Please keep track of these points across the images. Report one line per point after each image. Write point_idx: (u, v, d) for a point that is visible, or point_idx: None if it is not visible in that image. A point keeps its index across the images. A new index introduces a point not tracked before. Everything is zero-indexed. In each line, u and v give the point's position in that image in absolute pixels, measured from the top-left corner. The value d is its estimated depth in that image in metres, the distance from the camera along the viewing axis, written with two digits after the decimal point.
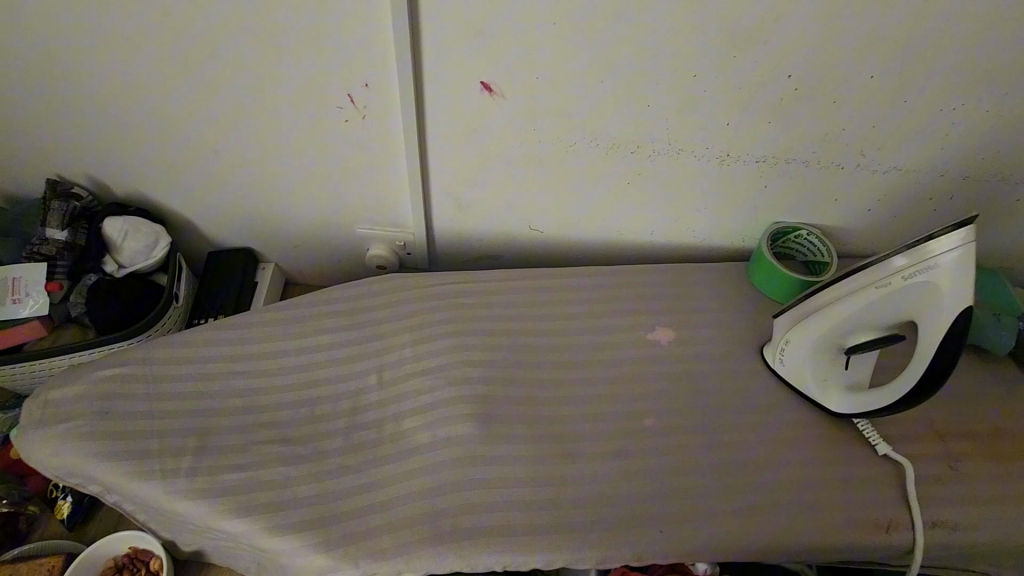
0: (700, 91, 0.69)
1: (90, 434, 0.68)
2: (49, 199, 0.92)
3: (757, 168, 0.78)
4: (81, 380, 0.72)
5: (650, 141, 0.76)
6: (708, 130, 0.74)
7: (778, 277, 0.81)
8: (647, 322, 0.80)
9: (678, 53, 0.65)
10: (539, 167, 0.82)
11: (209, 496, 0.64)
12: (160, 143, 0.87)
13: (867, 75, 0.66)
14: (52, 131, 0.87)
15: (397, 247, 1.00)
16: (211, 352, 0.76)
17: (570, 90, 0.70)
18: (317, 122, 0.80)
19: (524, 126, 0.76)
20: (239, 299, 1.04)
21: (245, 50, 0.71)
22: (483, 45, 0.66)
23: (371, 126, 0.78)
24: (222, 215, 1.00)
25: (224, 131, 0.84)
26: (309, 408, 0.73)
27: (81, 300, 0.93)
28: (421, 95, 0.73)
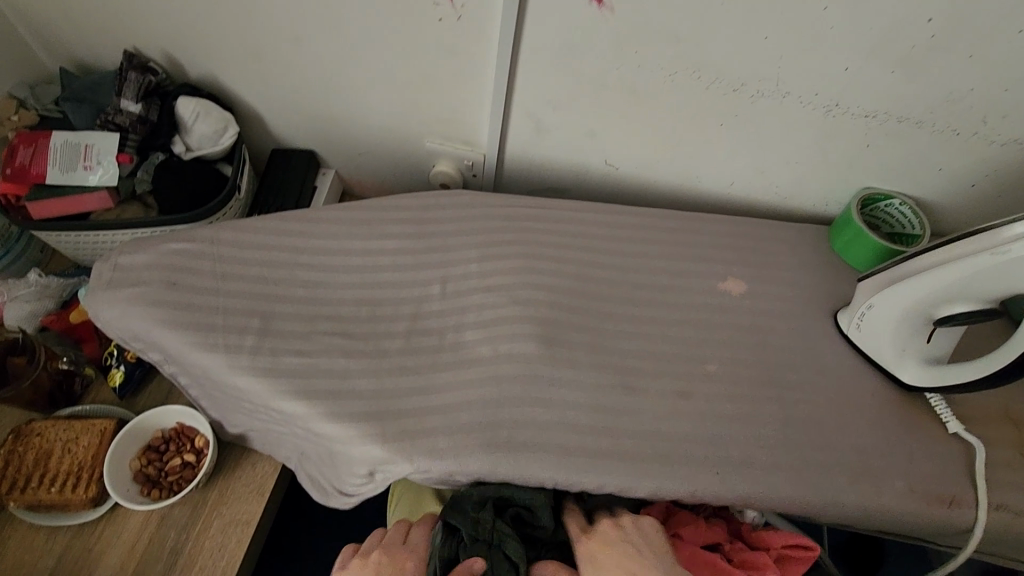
0: (827, 28, 0.64)
1: (157, 301, 0.68)
2: (126, 70, 0.92)
3: (865, 123, 0.73)
4: (150, 250, 0.72)
5: (757, 79, 0.71)
6: (823, 74, 0.69)
7: (863, 243, 0.78)
8: (719, 271, 0.78)
9: None
10: (632, 96, 0.77)
11: (270, 376, 0.65)
12: (243, 23, 0.84)
13: (1017, 30, 0.61)
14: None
15: (464, 167, 0.98)
16: (278, 240, 0.76)
17: (686, 10, 0.66)
18: (407, 18, 0.76)
19: (626, 47, 0.71)
20: (299, 200, 1.03)
21: None
22: None
23: (464, 27, 0.74)
24: (292, 112, 0.98)
25: (310, 19, 0.81)
26: (371, 308, 0.72)
27: (147, 176, 0.92)
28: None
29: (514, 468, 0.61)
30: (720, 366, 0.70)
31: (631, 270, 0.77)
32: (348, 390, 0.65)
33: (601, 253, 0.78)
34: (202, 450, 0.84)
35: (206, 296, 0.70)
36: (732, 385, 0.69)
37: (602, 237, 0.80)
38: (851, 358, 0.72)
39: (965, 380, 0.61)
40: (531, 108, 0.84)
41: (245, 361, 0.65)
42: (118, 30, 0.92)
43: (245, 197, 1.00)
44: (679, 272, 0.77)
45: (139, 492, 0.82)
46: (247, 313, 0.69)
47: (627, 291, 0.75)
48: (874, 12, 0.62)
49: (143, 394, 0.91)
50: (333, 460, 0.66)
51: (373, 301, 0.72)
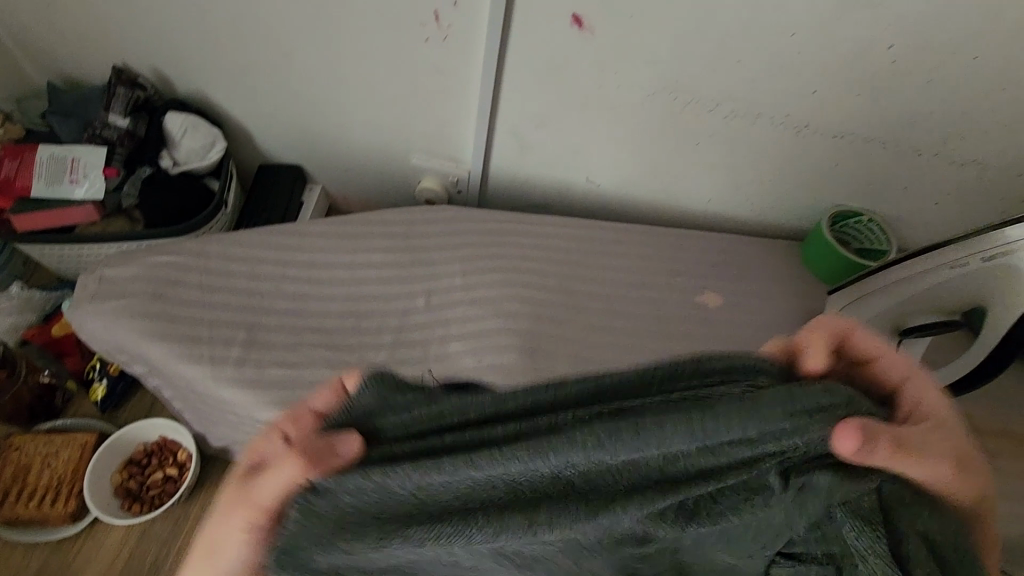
0: (794, 53, 0.68)
1: (142, 313, 0.69)
2: (115, 85, 0.92)
3: (833, 143, 0.77)
4: (136, 262, 0.73)
5: (730, 100, 0.74)
6: (793, 96, 0.72)
7: (834, 258, 0.81)
8: (696, 285, 0.80)
9: (781, 8, 0.64)
10: (612, 115, 0.80)
11: (255, 388, 0.65)
12: (233, 41, 0.86)
13: (972, 57, 0.65)
14: (127, 15, 0.86)
15: (449, 183, 1.00)
16: (265, 252, 0.77)
17: (661, 35, 0.69)
18: (394, 38, 0.78)
19: (605, 68, 0.74)
20: (286, 215, 1.05)
21: None
22: None
23: (449, 48, 0.77)
24: (280, 128, 1.00)
25: (298, 38, 0.83)
26: (357, 320, 0.73)
27: (134, 190, 0.93)
28: (508, 22, 0.71)
29: None
30: None
31: (612, 284, 0.79)
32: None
33: (583, 267, 0.80)
34: (185, 463, 0.84)
35: (192, 308, 0.71)
36: None
37: (583, 252, 0.82)
38: None
39: None
40: (515, 126, 0.86)
41: (230, 373, 0.66)
42: (108, 45, 0.93)
43: (231, 211, 1.01)
44: (658, 286, 0.80)
45: (120, 506, 0.81)
46: (233, 325, 0.70)
47: (608, 303, 0.77)
48: (839, 38, 0.65)
49: (125, 408, 0.90)
50: None
51: (359, 314, 0.74)
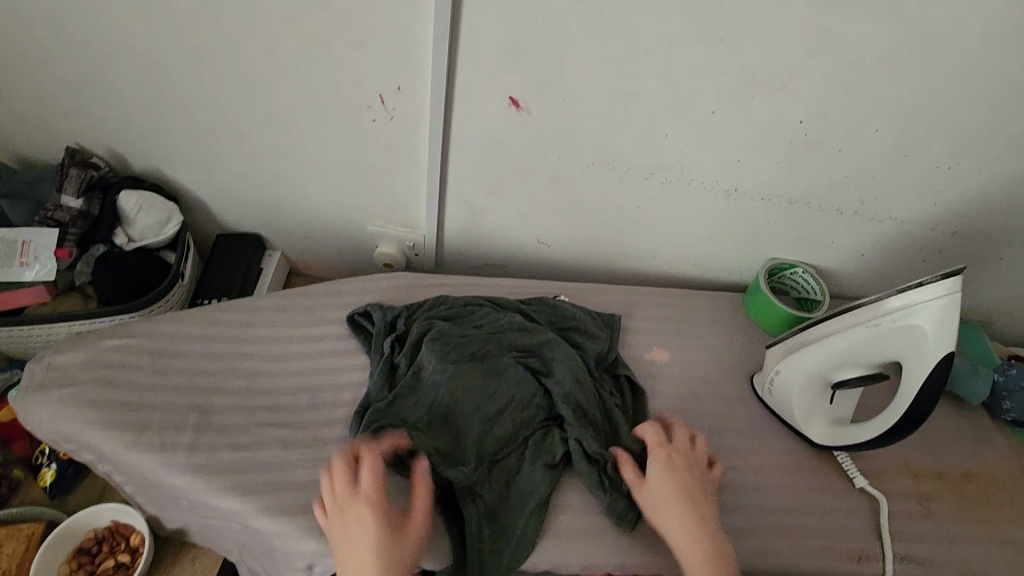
0: (715, 129, 0.73)
1: (90, 401, 0.68)
2: (67, 166, 0.94)
3: (761, 204, 0.82)
4: (86, 347, 0.73)
5: (663, 169, 0.79)
6: (719, 164, 0.77)
7: (772, 311, 0.85)
8: (644, 342, 0.83)
9: (699, 90, 0.69)
10: (555, 184, 0.85)
11: (205, 473, 0.65)
12: (187, 123, 0.89)
13: (874, 128, 0.71)
14: (81, 99, 0.89)
15: (406, 248, 1.02)
16: (218, 331, 0.77)
17: (594, 114, 0.74)
18: (344, 119, 0.82)
19: (546, 144, 0.79)
20: (244, 284, 1.05)
21: (285, 44, 0.74)
22: (517, 63, 0.69)
23: (397, 127, 0.81)
24: (237, 200, 1.02)
25: (252, 119, 0.86)
26: (310, 395, 0.74)
27: (87, 268, 0.93)
28: (451, 104, 0.75)
29: (453, 555, 0.63)
30: None
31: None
32: (288, 482, 0.65)
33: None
34: (137, 548, 0.82)
35: (142, 392, 0.70)
36: None
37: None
38: (768, 420, 0.77)
39: (863, 440, 0.67)
40: (464, 195, 0.90)
41: (181, 459, 0.65)
42: (62, 128, 0.94)
43: (189, 282, 1.01)
44: None
45: None
46: (185, 408, 0.70)
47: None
48: (753, 114, 0.71)
49: (76, 492, 0.88)
50: (273, 555, 0.66)
51: (313, 389, 0.74)
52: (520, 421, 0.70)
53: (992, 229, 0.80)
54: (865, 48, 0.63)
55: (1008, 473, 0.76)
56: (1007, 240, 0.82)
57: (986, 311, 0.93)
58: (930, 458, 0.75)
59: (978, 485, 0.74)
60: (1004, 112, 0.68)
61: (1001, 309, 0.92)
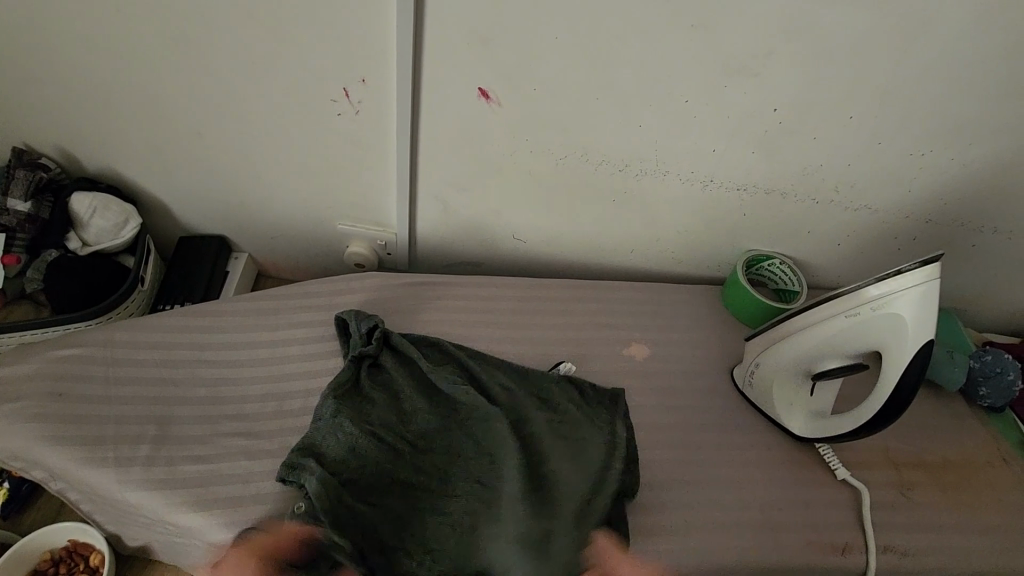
0: (689, 119, 0.72)
1: (37, 417, 0.64)
2: (13, 168, 0.89)
3: (738, 195, 0.81)
4: (34, 359, 0.68)
5: (638, 161, 0.78)
6: (694, 156, 0.76)
7: (751, 304, 0.84)
8: (623, 338, 0.82)
9: (672, 79, 0.68)
10: (529, 179, 0.82)
11: (164, 488, 0.61)
12: (142, 121, 0.84)
13: (847, 116, 0.70)
14: (25, 97, 0.84)
15: (378, 247, 0.99)
16: (178, 338, 0.73)
17: (566, 105, 0.72)
18: (308, 114, 0.78)
19: (518, 137, 0.76)
20: (209, 288, 1.01)
21: (240, 36, 0.70)
22: (486, 53, 0.67)
23: (363, 122, 0.78)
24: (199, 201, 0.98)
25: (210, 116, 0.82)
26: (277, 402, 0.70)
27: (38, 276, 0.89)
28: (419, 97, 0.73)
29: None
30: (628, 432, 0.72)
31: (540, 342, 0.80)
32: (253, 494, 0.62)
33: (511, 327, 0.80)
34: (97, 568, 0.78)
35: (96, 404, 0.67)
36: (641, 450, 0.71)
37: (508, 312, 0.82)
38: (750, 413, 0.76)
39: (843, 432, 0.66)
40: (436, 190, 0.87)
41: (137, 474, 0.62)
42: (6, 128, 0.89)
43: (149, 287, 0.97)
44: (587, 341, 0.81)
45: None
46: (142, 420, 0.66)
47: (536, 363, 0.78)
48: (728, 103, 0.69)
49: (31, 511, 0.83)
50: None
51: (280, 395, 0.71)
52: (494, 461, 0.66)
53: (965, 216, 0.80)
54: (837, 37, 0.62)
55: (985, 459, 0.76)
56: (979, 227, 0.82)
57: (959, 298, 0.93)
58: (910, 445, 0.75)
59: (957, 472, 0.74)
60: (975, 98, 0.68)
61: (974, 296, 0.92)
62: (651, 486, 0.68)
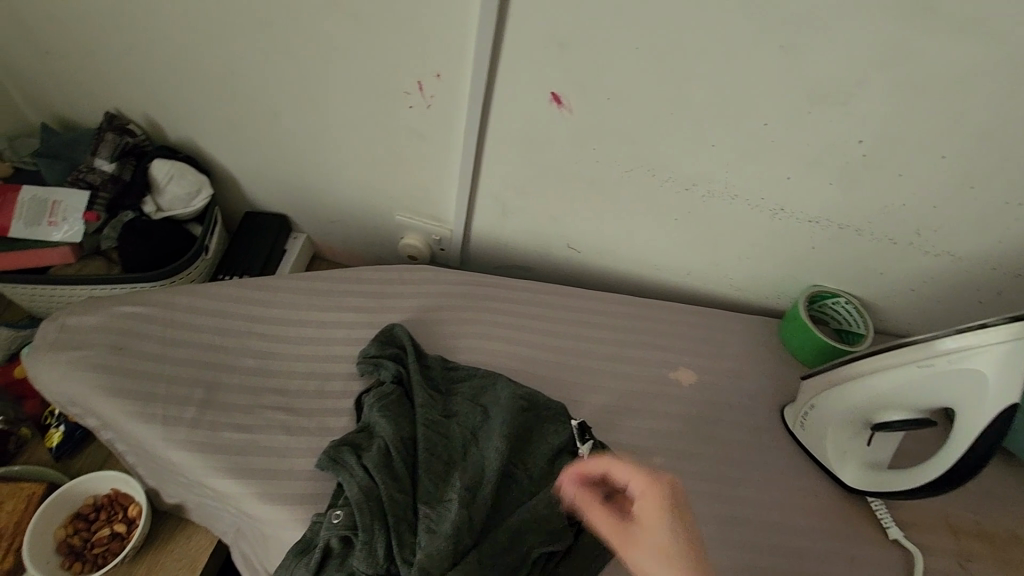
0: (766, 142, 0.69)
1: (97, 367, 0.67)
2: (104, 131, 0.94)
3: (808, 227, 0.77)
4: (101, 312, 0.72)
5: (706, 181, 0.75)
6: (766, 181, 0.73)
7: (810, 341, 0.79)
8: (670, 360, 0.79)
9: (752, 100, 0.65)
10: (591, 188, 0.81)
11: (205, 451, 0.63)
12: (224, 97, 0.88)
13: (940, 155, 0.66)
14: (122, 66, 0.88)
15: (431, 241, 1.00)
16: (233, 307, 0.76)
17: (638, 117, 0.70)
18: (380, 104, 0.80)
19: (585, 145, 0.75)
20: (266, 263, 1.04)
21: (325, 23, 0.72)
22: (563, 58, 0.66)
23: (433, 116, 0.78)
24: (267, 179, 1.01)
25: (287, 98, 0.84)
26: (320, 382, 0.71)
27: (114, 234, 0.93)
28: (490, 96, 0.73)
29: None
30: (665, 458, 0.70)
31: (584, 355, 0.78)
32: (287, 469, 0.63)
33: (556, 336, 0.79)
34: (134, 520, 0.81)
35: (151, 361, 0.69)
36: (678, 479, 0.68)
37: (555, 321, 0.81)
38: (798, 455, 0.73)
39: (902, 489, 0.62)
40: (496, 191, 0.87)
41: (182, 436, 0.64)
42: (102, 93, 0.94)
43: (212, 257, 1.00)
44: (632, 359, 0.78)
45: (59, 565, 0.77)
46: (192, 383, 0.68)
47: (578, 376, 0.76)
48: (811, 130, 0.66)
49: (81, 456, 0.87)
50: (265, 542, 0.64)
51: (322, 376, 0.72)
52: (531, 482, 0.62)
53: None
54: (939, 69, 0.58)
55: None
56: None
57: None
58: (974, 515, 0.69)
59: None
60: None
61: None
62: (685, 518, 0.66)
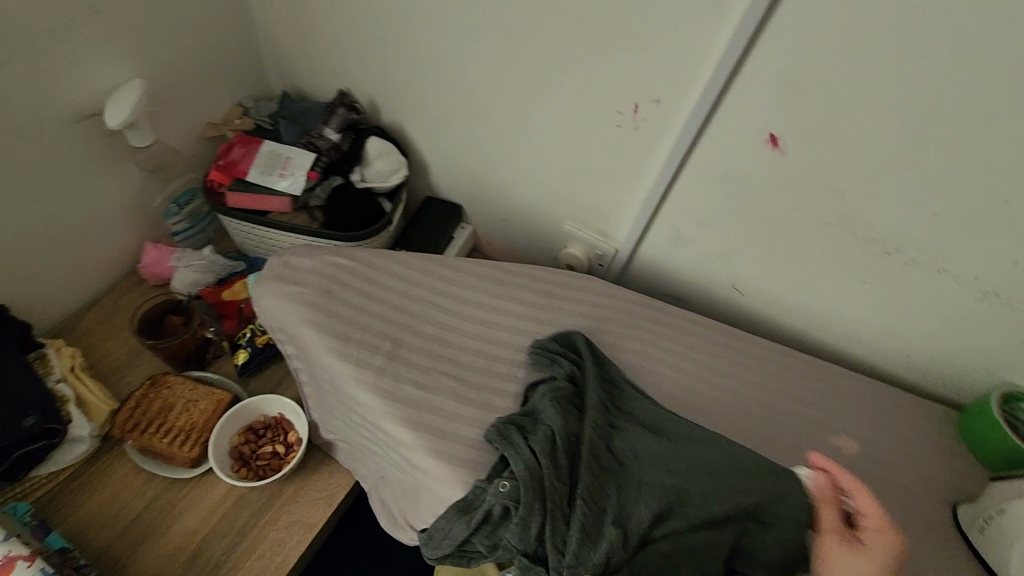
0: (998, 221, 0.65)
1: (310, 304, 0.77)
2: (336, 106, 1.08)
3: (1023, 319, 0.71)
4: (317, 258, 0.82)
5: (913, 249, 0.72)
6: (986, 261, 0.69)
7: (998, 443, 0.73)
8: (832, 424, 0.76)
9: (995, 175, 0.62)
10: (779, 234, 0.81)
11: (386, 398, 0.70)
12: (446, 92, 0.97)
13: None
14: (367, 53, 1.01)
15: (593, 255, 1.03)
16: (423, 278, 0.83)
17: (857, 172, 0.69)
18: (589, 120, 0.85)
19: (787, 190, 0.75)
20: (437, 245, 1.13)
21: (564, 39, 0.78)
22: (794, 102, 0.67)
23: (638, 138, 0.82)
24: (457, 170, 1.10)
25: (503, 101, 0.92)
26: (488, 361, 0.77)
27: (325, 193, 1.05)
28: (705, 127, 0.75)
29: None
30: None
31: (742, 397, 0.77)
32: (453, 432, 0.68)
33: (717, 373, 0.79)
34: (293, 445, 0.91)
35: (351, 309, 0.78)
36: None
37: (718, 358, 0.80)
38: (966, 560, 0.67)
39: None
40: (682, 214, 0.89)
41: (369, 381, 0.71)
42: (340, 73, 1.08)
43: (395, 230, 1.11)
44: (792, 413, 0.76)
45: (229, 467, 0.88)
46: (381, 336, 0.76)
47: (734, 417, 0.75)
48: None
49: (258, 378, 0.99)
50: (418, 494, 0.69)
51: (490, 356, 0.77)
52: (701, 504, 0.60)
53: None
54: None
55: None
56: None
57: None
58: None
59: None
60: None
61: None
62: None
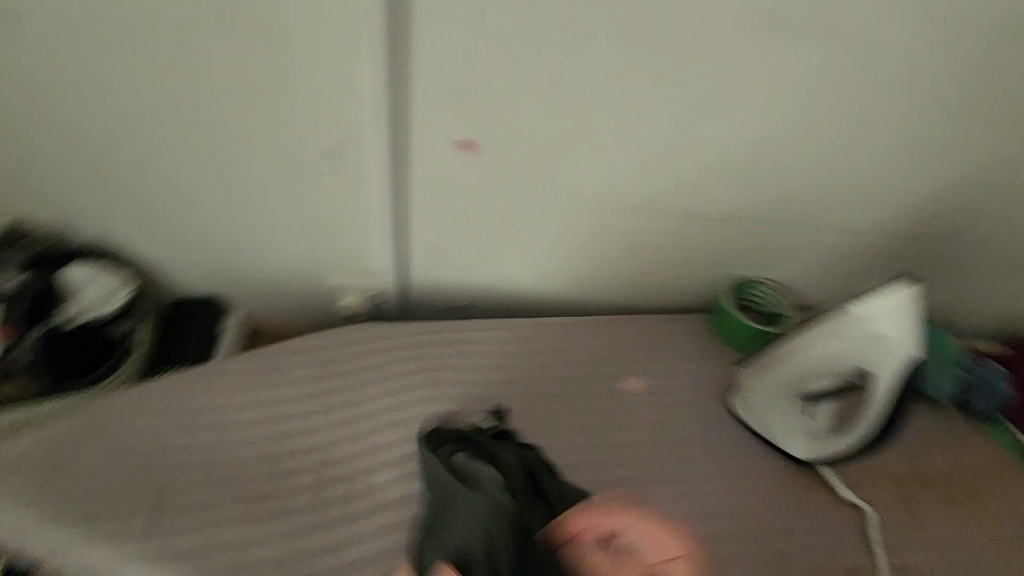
0: (655, 148, 0.75)
1: (29, 494, 0.63)
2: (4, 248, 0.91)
3: (712, 220, 0.84)
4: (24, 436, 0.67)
5: (612, 193, 0.80)
6: (664, 183, 0.79)
7: (740, 330, 0.85)
8: (615, 374, 0.82)
9: (632, 113, 0.72)
10: (510, 221, 0.85)
11: (161, 559, 0.60)
12: (135, 188, 0.87)
13: (806, 133, 0.74)
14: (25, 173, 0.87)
15: (369, 303, 0.99)
16: (171, 405, 0.73)
17: (539, 143, 0.75)
18: (298, 175, 0.82)
19: (495, 180, 0.80)
20: (201, 347, 0.98)
21: (233, 100, 0.75)
22: (459, 102, 0.72)
23: (349, 178, 0.81)
24: (192, 268, 0.99)
25: (202, 180, 0.85)
26: (274, 464, 0.70)
27: (28, 350, 0.87)
28: (400, 149, 0.77)
29: None
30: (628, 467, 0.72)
31: (534, 383, 0.80)
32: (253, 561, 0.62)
33: (507, 370, 0.81)
34: None
35: (87, 478, 0.65)
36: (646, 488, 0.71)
37: (504, 356, 0.82)
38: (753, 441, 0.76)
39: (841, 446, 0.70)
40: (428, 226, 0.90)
41: (131, 551, 0.60)
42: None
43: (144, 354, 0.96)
44: (581, 378, 0.81)
45: None
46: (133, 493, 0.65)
47: (537, 401, 0.78)
48: (690, 129, 0.74)
49: None
50: None
51: (274, 458, 0.70)
52: None
53: (940, 225, 0.82)
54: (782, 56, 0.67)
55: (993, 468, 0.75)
56: (954, 235, 0.84)
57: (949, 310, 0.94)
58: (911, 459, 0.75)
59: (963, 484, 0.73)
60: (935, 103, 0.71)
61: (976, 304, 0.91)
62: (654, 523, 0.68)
